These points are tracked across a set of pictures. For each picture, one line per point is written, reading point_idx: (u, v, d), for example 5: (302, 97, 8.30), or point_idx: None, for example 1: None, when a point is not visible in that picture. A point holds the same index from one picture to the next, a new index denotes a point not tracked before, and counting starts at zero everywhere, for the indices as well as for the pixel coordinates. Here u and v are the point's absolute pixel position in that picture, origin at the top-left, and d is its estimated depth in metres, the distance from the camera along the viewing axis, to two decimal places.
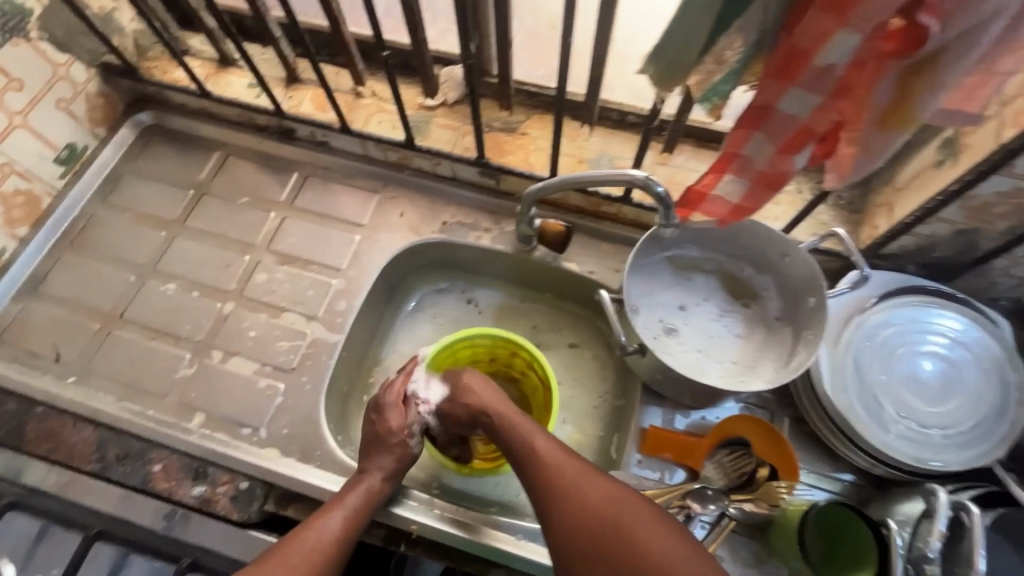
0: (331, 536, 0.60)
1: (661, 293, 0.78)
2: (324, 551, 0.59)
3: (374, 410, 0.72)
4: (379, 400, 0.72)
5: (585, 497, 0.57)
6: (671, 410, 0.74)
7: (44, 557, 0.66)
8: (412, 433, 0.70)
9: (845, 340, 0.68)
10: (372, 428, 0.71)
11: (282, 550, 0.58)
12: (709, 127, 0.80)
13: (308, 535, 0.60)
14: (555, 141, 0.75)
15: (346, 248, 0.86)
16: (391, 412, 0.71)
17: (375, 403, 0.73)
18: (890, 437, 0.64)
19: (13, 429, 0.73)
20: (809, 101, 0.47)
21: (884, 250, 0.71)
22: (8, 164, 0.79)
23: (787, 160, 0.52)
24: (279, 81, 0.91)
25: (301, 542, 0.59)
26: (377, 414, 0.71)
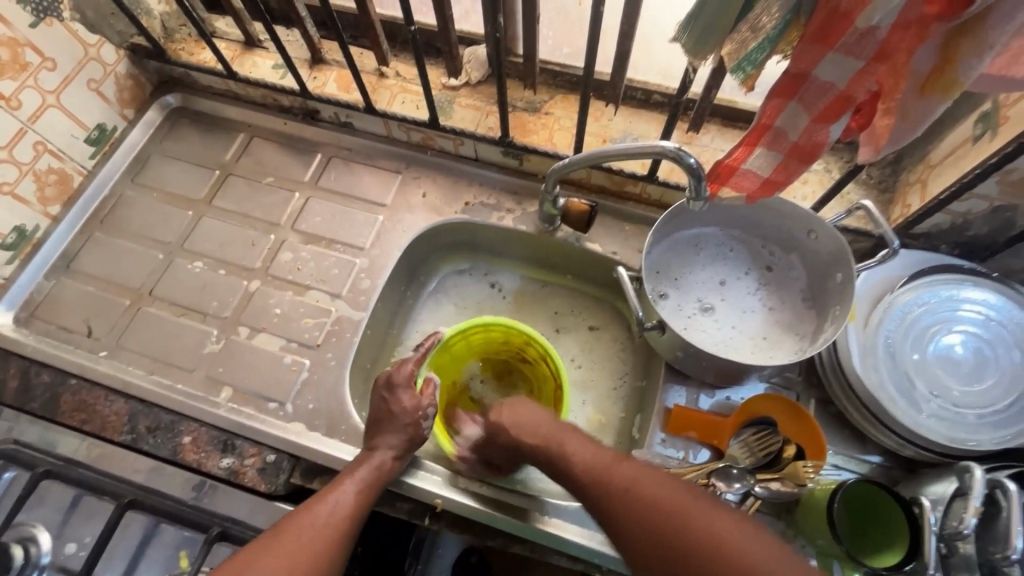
0: (345, 510, 0.61)
1: (696, 270, 0.78)
2: (335, 524, 0.59)
3: (385, 387, 0.70)
4: (391, 379, 0.70)
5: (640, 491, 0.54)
6: (695, 390, 0.74)
7: (77, 522, 0.68)
8: (423, 416, 0.69)
9: (875, 320, 0.67)
10: (384, 404, 0.69)
11: (295, 523, 0.58)
12: (735, 106, 0.79)
13: (318, 509, 0.60)
14: (581, 119, 0.75)
15: (369, 227, 0.87)
16: (403, 393, 0.69)
17: (387, 381, 0.70)
18: (921, 416, 0.63)
19: (48, 401, 0.74)
20: (847, 67, 0.46)
21: (916, 229, 0.70)
22: (41, 143, 0.80)
23: (821, 131, 0.51)
24: (304, 62, 0.91)
25: (314, 515, 0.59)
26: (388, 392, 0.69)
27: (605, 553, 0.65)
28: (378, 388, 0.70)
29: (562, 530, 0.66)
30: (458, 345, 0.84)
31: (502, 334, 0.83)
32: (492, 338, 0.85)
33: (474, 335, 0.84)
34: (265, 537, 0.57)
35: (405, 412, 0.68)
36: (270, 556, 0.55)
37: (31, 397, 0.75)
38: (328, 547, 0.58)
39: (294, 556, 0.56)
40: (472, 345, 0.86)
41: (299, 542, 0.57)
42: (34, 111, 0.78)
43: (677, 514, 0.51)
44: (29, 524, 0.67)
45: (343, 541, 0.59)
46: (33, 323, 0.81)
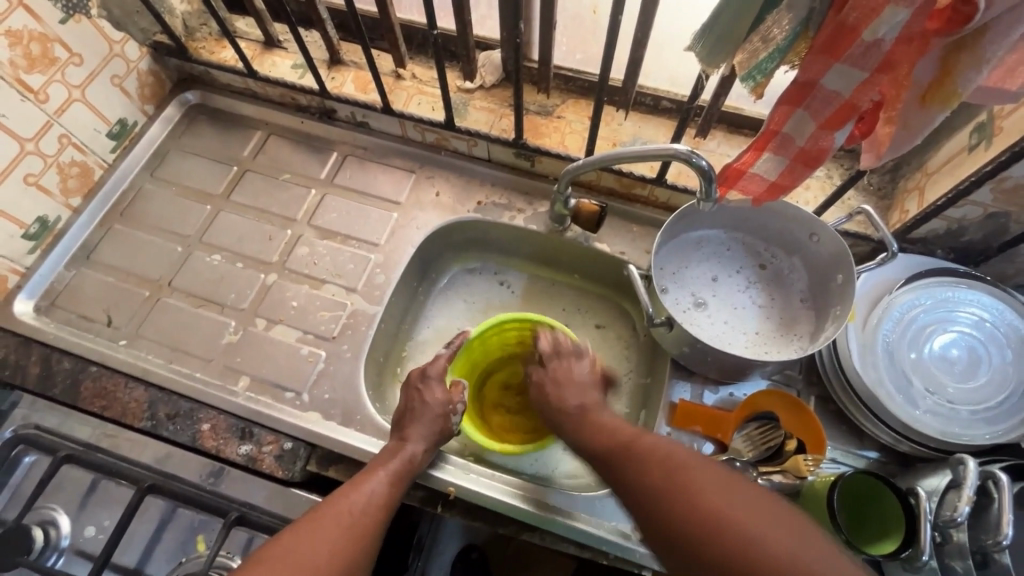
0: (379, 499, 0.62)
1: (691, 266, 0.81)
2: (370, 513, 0.61)
3: (419, 380, 0.74)
4: (425, 371, 0.75)
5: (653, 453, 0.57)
6: (700, 386, 0.77)
7: (96, 504, 0.72)
8: (453, 410, 0.73)
9: (873, 320, 0.70)
10: (417, 393, 0.73)
11: (332, 508, 0.60)
12: (741, 112, 0.82)
13: (354, 498, 0.61)
14: (594, 122, 0.77)
15: (384, 224, 0.89)
16: (436, 386, 0.74)
17: (422, 373, 0.75)
18: (917, 412, 0.66)
19: (69, 386, 0.76)
20: (853, 78, 0.48)
21: (913, 234, 0.73)
22: (66, 135, 0.82)
23: (827, 137, 0.54)
24: (323, 63, 0.94)
25: (351, 504, 0.60)
26: (422, 384, 0.74)
27: (613, 542, 0.68)
28: (412, 381, 0.74)
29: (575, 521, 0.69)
30: (478, 348, 0.86)
31: (519, 333, 0.86)
32: (509, 339, 0.87)
33: (492, 337, 0.86)
34: (303, 520, 0.58)
35: (438, 403, 0.72)
36: (317, 540, 0.56)
37: (52, 383, 0.76)
38: (365, 533, 0.59)
39: (334, 541, 0.57)
40: (491, 347, 0.87)
41: (340, 528, 0.58)
42: (60, 105, 0.80)
43: (681, 469, 0.54)
44: (49, 509, 0.71)
45: (377, 529, 0.61)
46: (54, 312, 0.83)
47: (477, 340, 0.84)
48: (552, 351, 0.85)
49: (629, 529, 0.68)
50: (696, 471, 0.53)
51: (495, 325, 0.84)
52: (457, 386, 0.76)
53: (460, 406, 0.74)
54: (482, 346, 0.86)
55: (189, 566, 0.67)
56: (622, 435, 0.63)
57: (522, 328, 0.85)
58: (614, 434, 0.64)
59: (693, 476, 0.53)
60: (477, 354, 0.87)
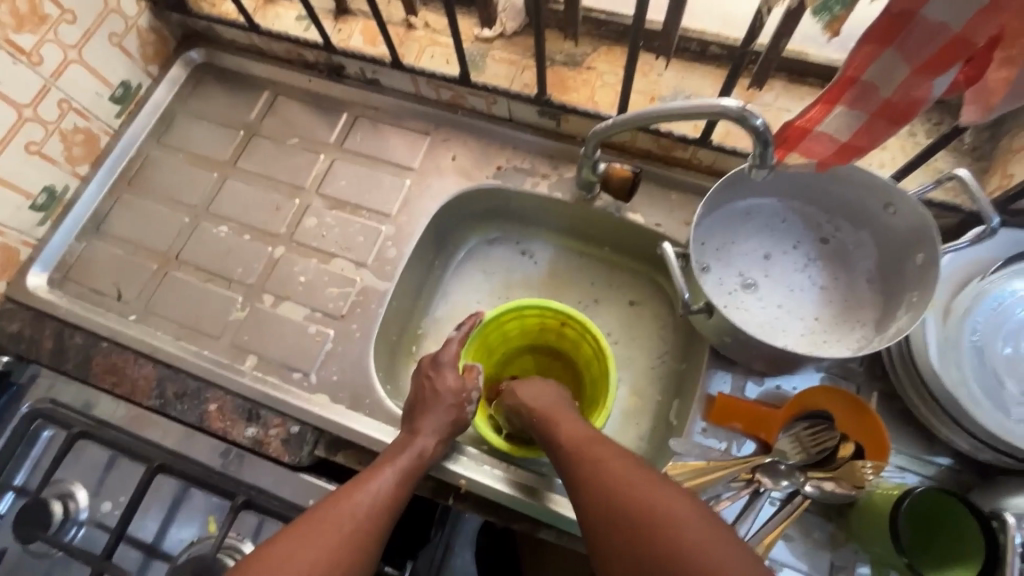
0: (385, 500, 0.58)
1: (741, 241, 0.71)
2: (374, 515, 0.57)
3: (431, 366, 0.69)
4: (437, 357, 0.70)
5: (608, 472, 0.52)
6: (742, 377, 0.68)
7: (111, 485, 0.70)
8: (468, 399, 0.68)
9: (958, 309, 0.59)
10: (429, 382, 0.68)
11: (331, 508, 0.56)
12: (806, 58, 0.69)
13: (357, 499, 0.57)
14: (628, 73, 0.66)
15: (396, 192, 0.82)
16: (449, 373, 0.69)
17: (433, 360, 0.70)
18: (1008, 420, 0.55)
19: (81, 362, 0.75)
20: (967, 4, 0.38)
21: (1016, 204, 0.60)
22: (66, 100, 0.78)
23: (922, 85, 0.43)
24: (329, 13, 0.86)
25: (355, 504, 0.57)
26: (434, 371, 0.69)
27: None
28: (423, 368, 0.70)
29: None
30: (494, 335, 0.80)
31: (538, 318, 0.79)
32: (527, 324, 0.80)
33: (509, 324, 0.79)
34: (302, 518, 0.55)
35: (451, 393, 0.67)
36: (310, 547, 0.53)
37: (65, 358, 0.75)
38: (366, 537, 0.55)
39: (330, 544, 0.54)
40: (508, 333, 0.81)
41: (338, 533, 0.54)
42: (56, 67, 0.76)
43: (647, 503, 0.48)
44: (69, 482, 0.70)
45: (380, 531, 0.56)
46: (66, 285, 0.82)
47: (493, 327, 0.78)
48: (574, 335, 0.78)
49: None
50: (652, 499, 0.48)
51: (513, 310, 0.76)
52: (473, 372, 0.70)
53: (475, 396, 0.69)
54: (499, 332, 0.80)
55: (199, 548, 0.65)
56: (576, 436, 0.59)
57: (540, 313, 0.78)
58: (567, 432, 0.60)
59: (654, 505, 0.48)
60: (492, 341, 0.80)
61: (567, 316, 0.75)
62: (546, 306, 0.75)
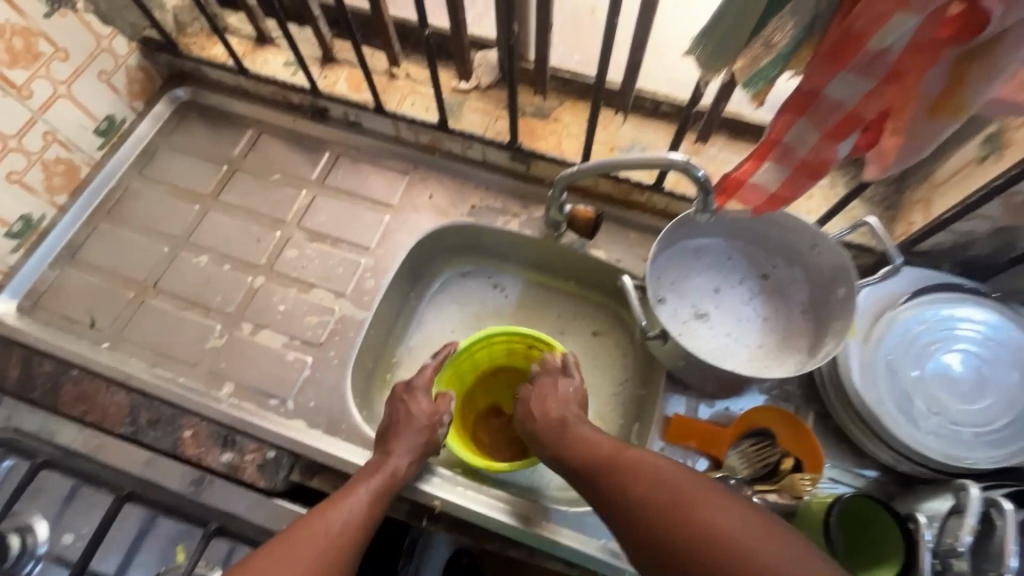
0: (358, 520, 0.60)
1: (692, 276, 0.79)
2: (349, 533, 0.59)
3: (404, 391, 0.73)
4: (410, 383, 0.74)
5: (652, 475, 0.56)
6: (695, 400, 0.74)
7: (72, 515, 0.68)
8: (440, 422, 0.72)
9: (875, 336, 0.67)
10: (403, 407, 0.71)
11: (307, 526, 0.58)
12: (743, 118, 0.80)
13: (332, 517, 0.59)
14: (591, 127, 0.75)
15: (376, 227, 0.87)
16: (422, 397, 0.72)
17: (407, 386, 0.74)
18: (919, 433, 0.63)
19: (50, 390, 0.74)
20: (858, 88, 0.47)
21: (919, 247, 0.70)
22: (51, 132, 0.81)
23: (829, 148, 0.52)
24: (315, 61, 0.92)
25: (329, 522, 0.59)
26: (408, 395, 0.72)
27: (599, 559, 0.66)
28: (396, 394, 0.73)
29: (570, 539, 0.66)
30: (466, 364, 0.84)
31: (506, 345, 0.84)
32: (496, 352, 0.85)
33: (480, 352, 0.84)
34: (280, 537, 0.57)
35: (424, 415, 0.71)
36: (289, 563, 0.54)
37: (33, 386, 0.75)
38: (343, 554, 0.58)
39: (308, 560, 0.55)
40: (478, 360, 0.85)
41: (315, 550, 0.56)
42: (45, 101, 0.78)
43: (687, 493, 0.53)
44: (27, 514, 0.68)
45: (356, 548, 0.59)
46: (36, 312, 0.81)
47: (466, 355, 0.82)
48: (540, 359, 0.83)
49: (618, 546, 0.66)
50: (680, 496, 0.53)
51: (483, 338, 0.81)
52: (445, 397, 0.74)
53: (447, 417, 0.73)
54: (471, 360, 0.84)
55: None
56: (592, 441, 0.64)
57: (508, 339, 0.83)
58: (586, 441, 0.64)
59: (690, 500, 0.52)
60: (465, 369, 0.84)
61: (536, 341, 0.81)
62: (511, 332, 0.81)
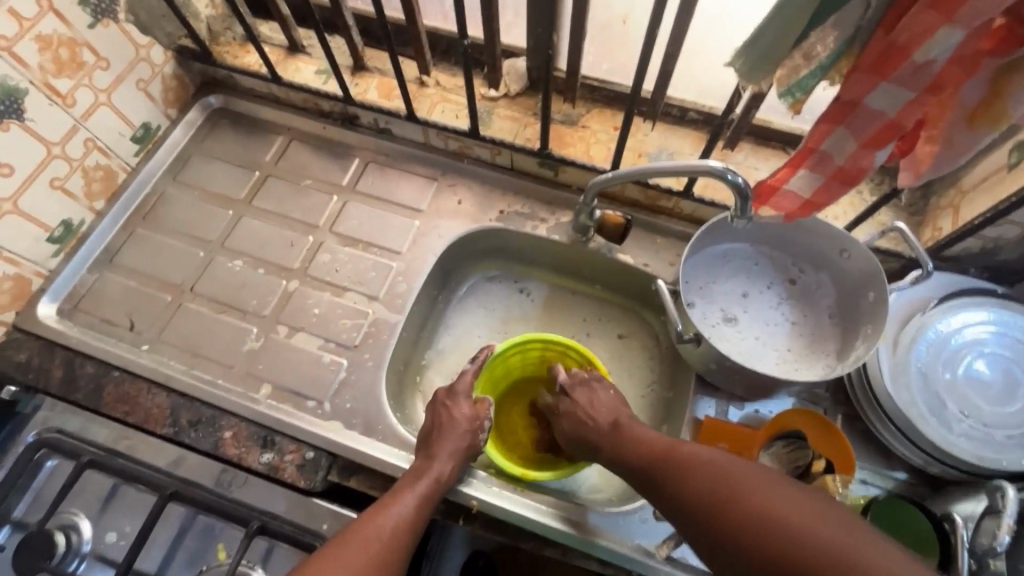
0: (405, 526, 0.62)
1: (720, 281, 0.80)
2: (397, 539, 0.60)
3: (446, 396, 0.74)
4: (453, 388, 0.75)
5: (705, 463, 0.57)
6: (725, 402, 0.76)
7: (113, 512, 0.71)
8: (480, 427, 0.73)
9: (905, 340, 0.69)
10: (445, 411, 0.72)
11: (360, 533, 0.59)
12: (770, 125, 0.81)
13: (381, 522, 0.61)
14: (622, 134, 0.76)
15: (406, 232, 0.89)
16: (463, 401, 0.74)
17: (449, 391, 0.75)
18: (952, 435, 0.64)
19: (92, 392, 0.76)
20: (899, 98, 0.48)
21: (947, 252, 0.72)
22: (91, 140, 0.82)
23: (867, 156, 0.53)
24: (346, 69, 0.94)
25: (380, 528, 0.60)
26: (450, 399, 0.74)
27: (635, 559, 0.67)
28: (438, 399, 0.74)
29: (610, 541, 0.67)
30: (500, 368, 0.85)
31: (540, 351, 0.85)
32: (530, 357, 0.86)
33: (514, 357, 0.85)
34: (331, 543, 0.59)
35: (466, 419, 0.72)
36: (343, 567, 0.56)
37: (75, 388, 0.76)
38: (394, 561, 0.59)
39: (360, 563, 0.57)
40: (511, 366, 0.87)
41: (367, 556, 0.58)
42: (87, 109, 0.80)
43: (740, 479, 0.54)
44: (70, 513, 0.71)
45: (404, 553, 0.61)
46: (76, 315, 0.83)
47: (501, 360, 0.83)
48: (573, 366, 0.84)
49: (652, 547, 0.68)
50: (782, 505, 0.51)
51: (518, 343, 0.83)
52: (484, 403, 0.75)
53: (487, 423, 0.74)
54: (504, 365, 0.85)
55: None
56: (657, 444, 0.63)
57: (543, 345, 0.84)
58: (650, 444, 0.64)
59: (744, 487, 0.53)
60: (498, 374, 0.86)
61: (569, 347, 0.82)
62: (548, 338, 0.82)
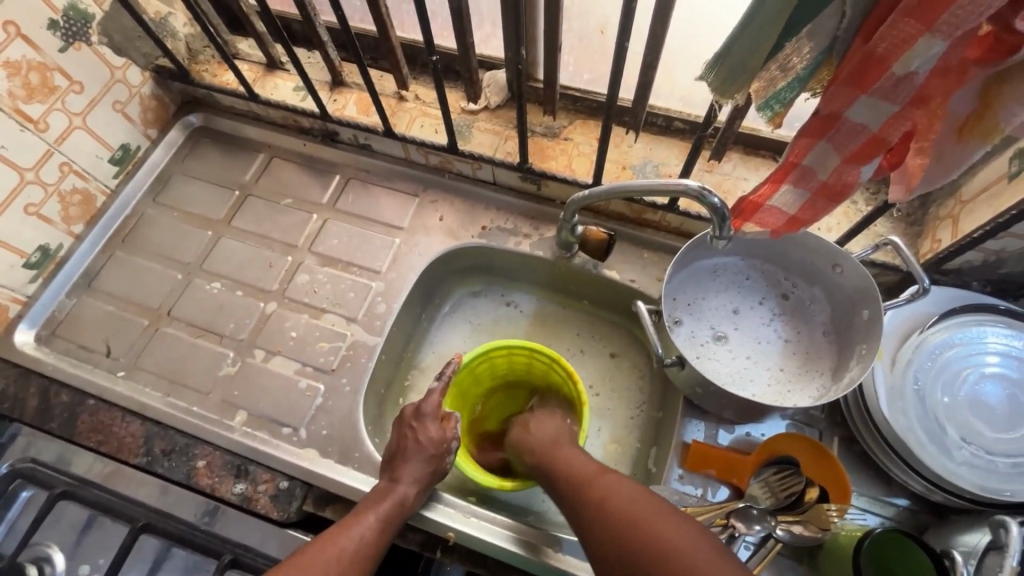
0: (367, 544, 0.61)
1: (709, 297, 0.76)
2: (354, 557, 0.59)
3: (413, 416, 0.72)
4: (419, 409, 0.72)
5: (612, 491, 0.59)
6: (714, 425, 0.72)
7: (90, 546, 0.67)
8: (447, 450, 0.70)
9: (903, 360, 0.65)
10: (411, 433, 0.70)
11: (318, 546, 0.59)
12: (758, 134, 0.78)
13: (343, 541, 0.60)
14: (602, 147, 0.73)
15: (387, 250, 0.87)
16: (431, 423, 0.71)
17: (415, 412, 0.72)
18: (951, 463, 0.61)
19: (66, 421, 0.75)
20: (882, 111, 0.44)
21: (946, 266, 0.68)
22: (67, 163, 0.82)
23: (852, 171, 0.50)
24: (324, 85, 0.92)
25: (337, 545, 0.59)
26: (416, 422, 0.71)
27: None
28: (405, 419, 0.72)
29: (546, 556, 0.66)
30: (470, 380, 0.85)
31: (510, 359, 0.85)
32: (500, 366, 0.86)
33: (482, 367, 0.85)
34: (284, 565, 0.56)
35: (431, 443, 0.69)
36: None
37: (49, 417, 0.75)
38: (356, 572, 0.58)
39: None
40: (480, 376, 0.86)
41: None
42: (61, 133, 0.79)
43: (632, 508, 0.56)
44: (44, 543, 0.66)
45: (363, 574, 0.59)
46: (53, 341, 0.83)
47: (469, 371, 0.83)
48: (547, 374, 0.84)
49: None
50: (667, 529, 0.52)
51: (484, 354, 0.82)
52: (451, 419, 0.72)
53: (455, 444, 0.71)
54: (471, 375, 0.84)
55: None
56: (583, 470, 0.64)
57: (509, 351, 0.83)
58: (574, 469, 0.64)
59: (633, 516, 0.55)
60: (466, 384, 0.85)
61: (539, 354, 0.81)
62: (513, 345, 0.81)
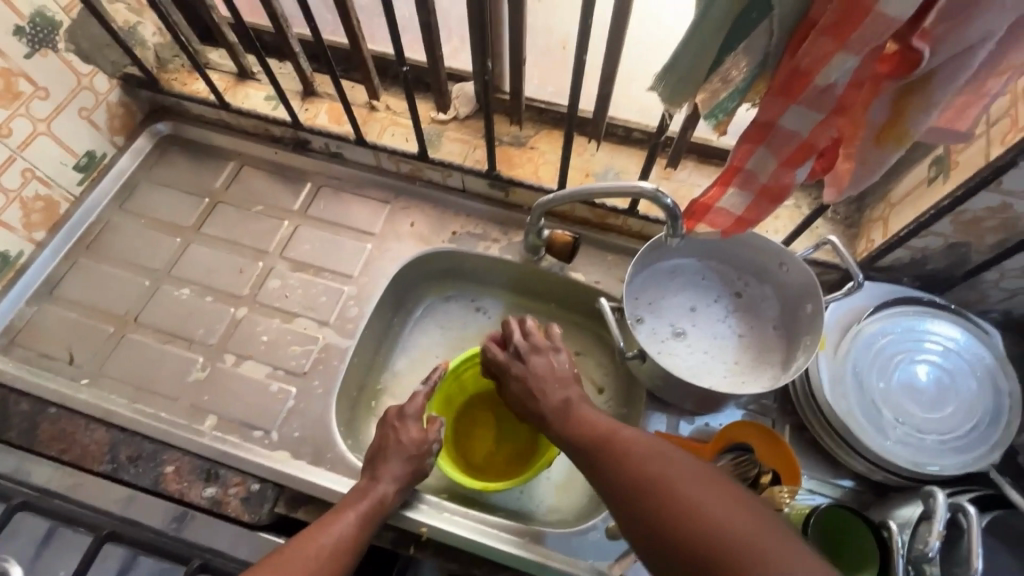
0: (346, 541, 0.61)
1: (669, 296, 0.81)
2: (333, 555, 0.60)
3: (396, 417, 0.72)
4: (402, 409, 0.73)
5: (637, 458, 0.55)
6: (675, 417, 0.77)
7: (52, 555, 0.66)
8: (429, 450, 0.71)
9: (844, 349, 0.70)
10: (392, 433, 0.71)
11: (296, 545, 0.59)
12: (710, 144, 0.84)
13: (321, 540, 0.61)
14: (566, 155, 0.77)
15: (358, 255, 0.88)
16: (411, 425, 0.72)
17: (398, 411, 0.73)
18: (889, 443, 0.66)
19: (26, 430, 0.73)
20: (811, 118, 0.50)
21: (880, 263, 0.74)
22: (30, 169, 0.80)
23: (788, 174, 0.55)
24: (296, 94, 0.94)
25: (316, 542, 0.60)
26: (399, 422, 0.72)
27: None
28: (387, 420, 0.73)
29: (523, 547, 0.68)
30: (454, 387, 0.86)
31: None
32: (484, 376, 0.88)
33: (467, 375, 0.86)
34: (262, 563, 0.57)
35: (412, 443, 0.70)
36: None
37: (8, 426, 0.73)
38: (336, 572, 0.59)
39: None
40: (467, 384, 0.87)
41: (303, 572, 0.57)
42: (24, 139, 0.78)
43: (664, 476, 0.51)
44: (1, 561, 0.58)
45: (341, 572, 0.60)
46: (12, 350, 0.81)
47: (453, 376, 0.85)
48: None
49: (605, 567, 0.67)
50: (711, 505, 0.48)
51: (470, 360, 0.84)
52: (435, 421, 0.73)
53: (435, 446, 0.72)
54: (456, 382, 0.86)
55: None
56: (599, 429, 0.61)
57: None
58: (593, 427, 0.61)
59: (670, 488, 0.50)
60: (450, 391, 0.86)
61: None
62: None
